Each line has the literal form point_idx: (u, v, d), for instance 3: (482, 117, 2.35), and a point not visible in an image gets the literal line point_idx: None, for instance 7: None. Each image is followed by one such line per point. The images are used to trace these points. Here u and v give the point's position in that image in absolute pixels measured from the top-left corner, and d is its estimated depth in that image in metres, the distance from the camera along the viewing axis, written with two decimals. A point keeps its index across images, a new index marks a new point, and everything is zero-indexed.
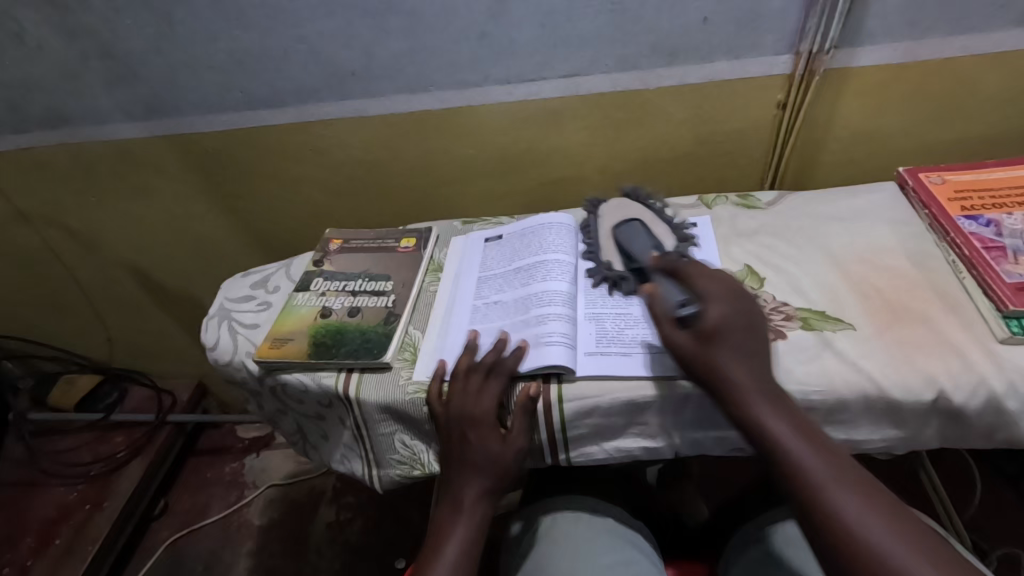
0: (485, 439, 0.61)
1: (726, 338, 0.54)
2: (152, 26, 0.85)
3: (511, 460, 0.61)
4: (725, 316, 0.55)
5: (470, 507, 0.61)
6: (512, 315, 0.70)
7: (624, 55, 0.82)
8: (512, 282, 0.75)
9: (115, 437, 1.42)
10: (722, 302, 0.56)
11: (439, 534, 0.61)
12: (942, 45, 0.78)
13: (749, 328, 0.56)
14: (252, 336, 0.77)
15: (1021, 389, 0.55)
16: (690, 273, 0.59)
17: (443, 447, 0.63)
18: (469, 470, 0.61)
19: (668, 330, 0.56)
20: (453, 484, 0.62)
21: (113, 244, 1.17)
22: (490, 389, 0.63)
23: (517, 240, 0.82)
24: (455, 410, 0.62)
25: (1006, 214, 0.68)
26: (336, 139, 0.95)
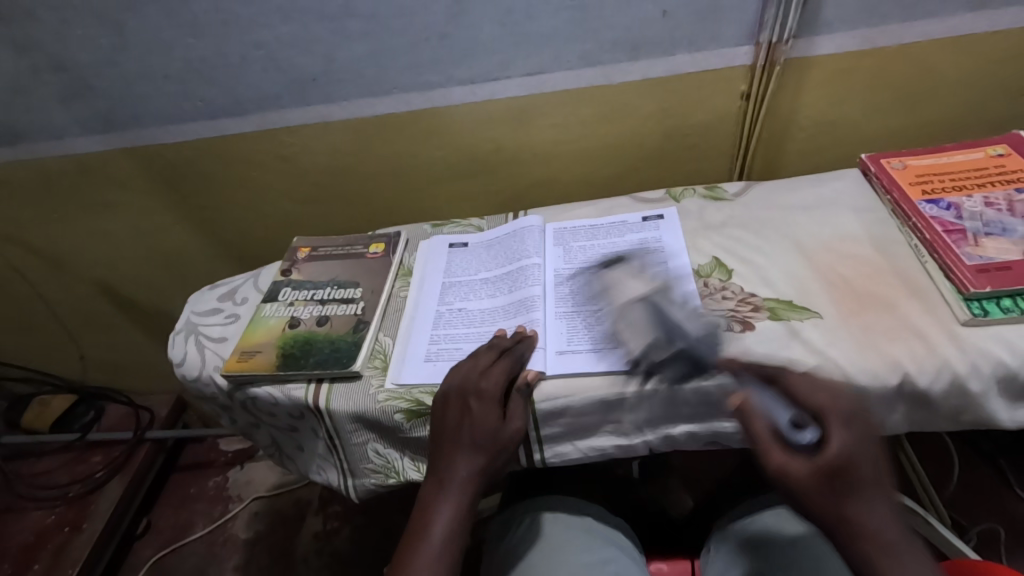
0: (485, 415, 0.59)
1: (856, 480, 0.46)
2: (105, 38, 0.83)
3: (507, 442, 0.59)
4: (854, 449, 0.47)
5: (457, 486, 0.58)
6: (478, 326, 0.71)
7: (586, 51, 0.82)
8: (478, 292, 0.75)
9: (93, 457, 1.39)
10: (847, 428, 0.48)
11: (424, 512, 0.58)
12: (898, 31, 0.79)
13: (872, 456, 0.48)
14: (219, 350, 0.75)
15: (982, 370, 0.55)
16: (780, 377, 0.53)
17: (440, 422, 0.60)
18: (464, 446, 0.58)
19: (778, 460, 0.48)
20: (442, 466, 0.59)
21: (79, 261, 1.15)
22: (498, 369, 0.61)
23: (485, 251, 0.81)
24: (459, 382, 0.61)
25: (966, 196, 0.69)
26: (301, 146, 0.94)
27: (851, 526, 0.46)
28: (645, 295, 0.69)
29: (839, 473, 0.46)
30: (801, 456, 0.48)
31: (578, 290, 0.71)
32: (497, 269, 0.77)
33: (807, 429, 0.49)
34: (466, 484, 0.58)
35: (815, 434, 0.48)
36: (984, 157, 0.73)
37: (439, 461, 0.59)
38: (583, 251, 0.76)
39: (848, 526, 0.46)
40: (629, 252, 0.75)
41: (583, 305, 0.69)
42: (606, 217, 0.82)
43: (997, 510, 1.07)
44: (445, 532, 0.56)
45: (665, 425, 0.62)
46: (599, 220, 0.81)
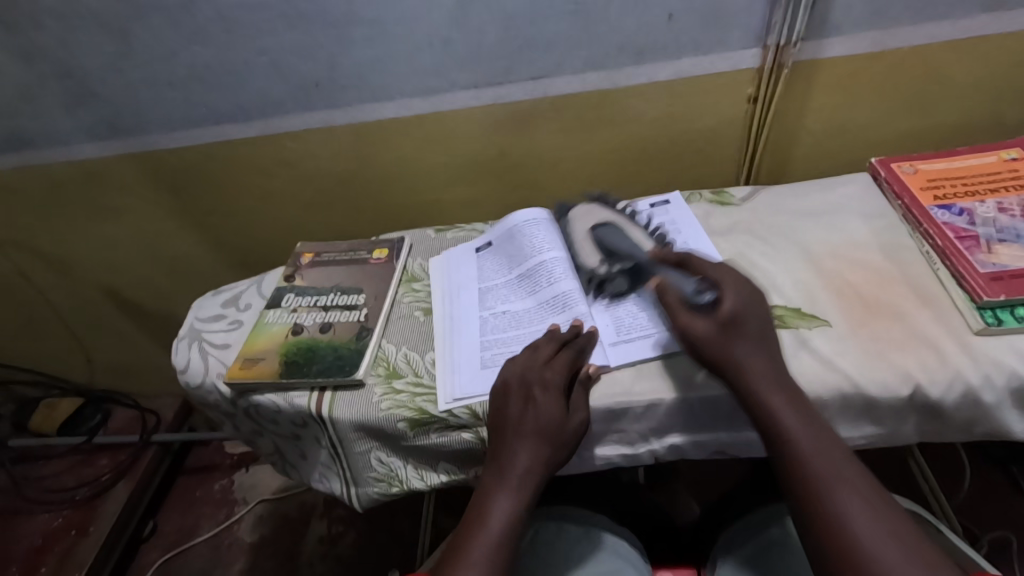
0: (550, 403, 0.58)
1: (744, 327, 0.55)
2: (109, 45, 0.83)
3: (572, 434, 0.57)
4: (742, 303, 0.56)
5: (519, 477, 0.55)
6: (528, 325, 0.69)
7: (591, 56, 0.81)
8: (517, 291, 0.74)
9: (100, 460, 1.40)
10: (736, 291, 0.58)
11: (483, 503, 0.55)
12: (908, 33, 0.78)
13: (757, 309, 0.57)
14: (223, 356, 0.75)
15: (996, 381, 0.54)
16: (689, 260, 0.63)
17: (503, 411, 0.58)
18: (529, 436, 0.56)
19: (684, 319, 0.57)
20: (504, 455, 0.56)
21: (85, 265, 1.15)
22: (561, 360, 0.61)
23: (508, 244, 0.80)
24: (520, 372, 0.60)
25: (978, 201, 0.68)
26: (305, 151, 0.94)
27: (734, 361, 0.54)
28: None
29: (730, 321, 0.55)
30: (694, 312, 0.57)
31: (614, 281, 0.71)
32: (526, 261, 0.76)
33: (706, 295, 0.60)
34: (529, 474, 0.55)
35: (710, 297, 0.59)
36: (997, 161, 0.72)
37: (500, 449, 0.57)
38: (599, 244, 0.77)
39: (727, 364, 0.54)
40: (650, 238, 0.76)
41: (620, 294, 0.69)
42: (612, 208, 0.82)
43: (1009, 518, 1.05)
44: (507, 521, 0.53)
45: (671, 434, 0.61)
46: (608, 212, 0.82)
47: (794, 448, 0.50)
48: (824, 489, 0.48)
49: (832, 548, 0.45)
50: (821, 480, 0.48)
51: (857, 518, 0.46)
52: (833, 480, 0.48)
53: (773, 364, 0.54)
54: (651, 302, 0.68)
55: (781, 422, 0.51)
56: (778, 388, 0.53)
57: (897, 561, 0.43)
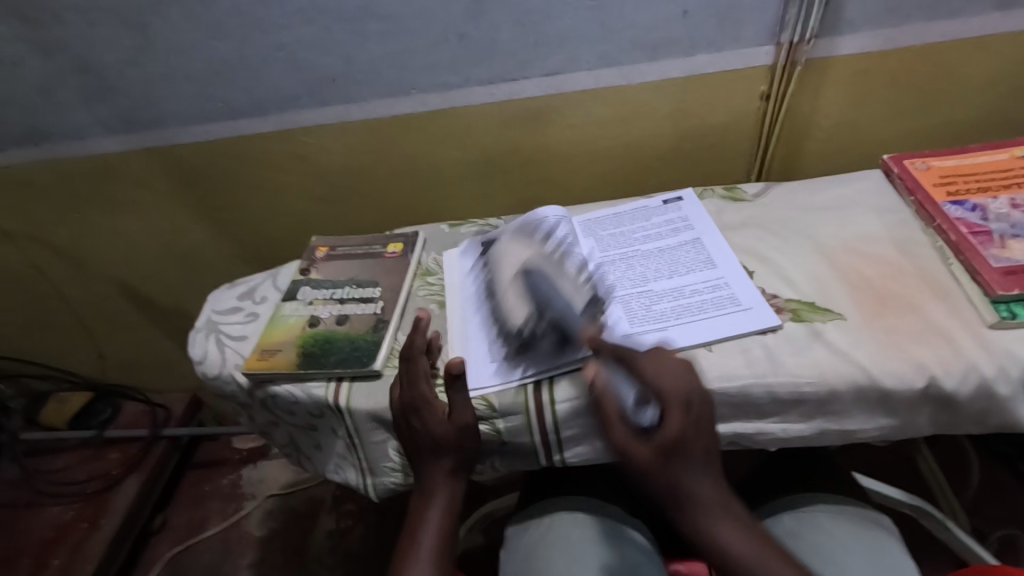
0: (431, 423, 0.61)
1: (687, 452, 0.53)
2: (128, 39, 0.84)
3: (459, 436, 0.61)
4: (687, 427, 0.54)
5: (440, 488, 0.61)
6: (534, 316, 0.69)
7: (606, 52, 0.82)
8: (520, 281, 0.74)
9: (110, 454, 1.41)
10: (682, 412, 0.54)
11: (416, 519, 0.61)
12: (922, 30, 0.78)
13: (704, 426, 0.55)
14: (239, 348, 0.76)
15: (1010, 373, 0.55)
16: (633, 358, 0.59)
17: (401, 438, 0.63)
18: (427, 453, 0.61)
19: (620, 435, 0.55)
20: (420, 473, 0.62)
21: (99, 259, 1.16)
22: (423, 375, 0.63)
23: (514, 240, 0.81)
24: (400, 399, 0.63)
25: (991, 198, 0.68)
26: (320, 146, 0.94)
27: (684, 494, 0.53)
28: (688, 273, 0.70)
29: (671, 449, 0.53)
30: (641, 433, 0.56)
31: (621, 275, 0.72)
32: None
33: (648, 410, 0.57)
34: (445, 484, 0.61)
35: (653, 414, 0.56)
36: (1009, 158, 0.72)
37: (419, 472, 0.62)
38: (615, 238, 0.78)
39: (681, 491, 0.53)
40: (660, 233, 0.77)
41: (632, 287, 0.70)
42: (624, 203, 0.83)
43: (1019, 516, 1.05)
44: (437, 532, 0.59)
45: None
46: (620, 207, 0.83)
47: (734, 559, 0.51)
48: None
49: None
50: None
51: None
52: None
53: (721, 486, 0.54)
54: (661, 294, 0.68)
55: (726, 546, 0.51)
56: (721, 509, 0.53)
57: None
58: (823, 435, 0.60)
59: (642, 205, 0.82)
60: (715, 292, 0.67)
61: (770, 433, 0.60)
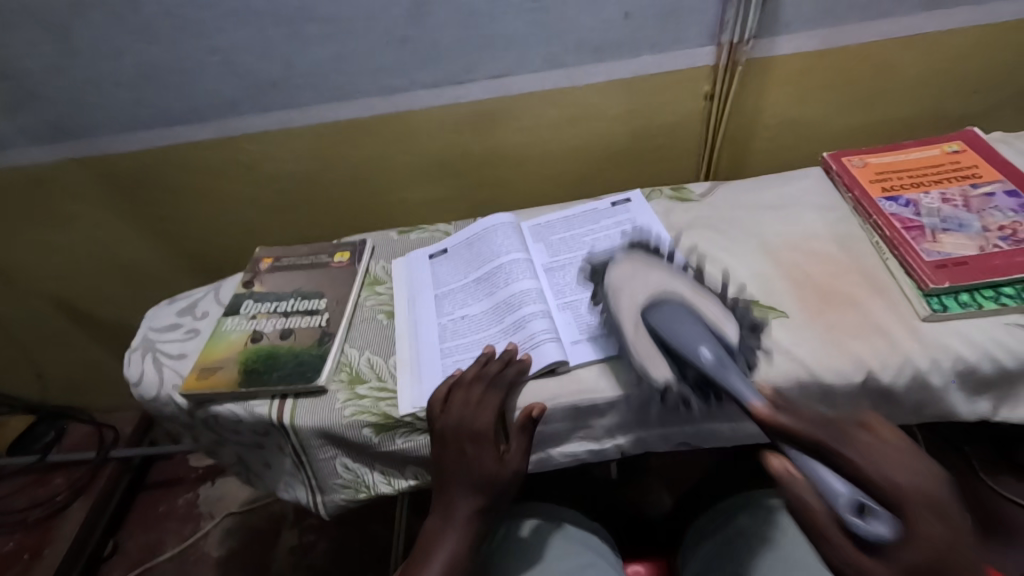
0: (483, 464, 0.57)
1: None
2: (49, 44, 0.79)
3: (504, 482, 0.57)
4: (954, 546, 0.36)
5: (459, 522, 0.56)
6: (487, 328, 0.69)
7: (551, 53, 0.81)
8: (474, 293, 0.73)
9: (55, 479, 1.35)
10: (939, 518, 0.37)
11: (422, 550, 0.56)
12: (856, 30, 0.80)
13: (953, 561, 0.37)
14: (179, 367, 0.72)
15: (942, 364, 0.56)
16: (831, 444, 0.41)
17: (439, 458, 0.59)
18: (462, 482, 0.57)
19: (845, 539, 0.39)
20: (444, 496, 0.58)
21: (32, 276, 1.10)
22: (490, 405, 0.59)
23: (465, 250, 0.80)
24: (454, 422, 0.58)
25: (924, 193, 0.70)
26: (262, 153, 0.91)
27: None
28: None
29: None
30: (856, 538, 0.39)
31: (572, 282, 0.71)
32: (487, 262, 0.76)
33: (876, 518, 0.39)
34: (464, 529, 0.56)
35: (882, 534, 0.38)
36: (940, 153, 0.74)
37: (441, 497, 0.58)
38: (564, 242, 0.77)
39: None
40: (608, 235, 0.77)
41: (582, 292, 0.70)
42: (574, 207, 0.83)
43: None
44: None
45: (636, 429, 0.62)
46: (570, 211, 0.82)
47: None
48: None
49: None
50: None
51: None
52: None
53: None
54: None
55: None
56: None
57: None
58: None
59: (592, 208, 0.82)
60: None
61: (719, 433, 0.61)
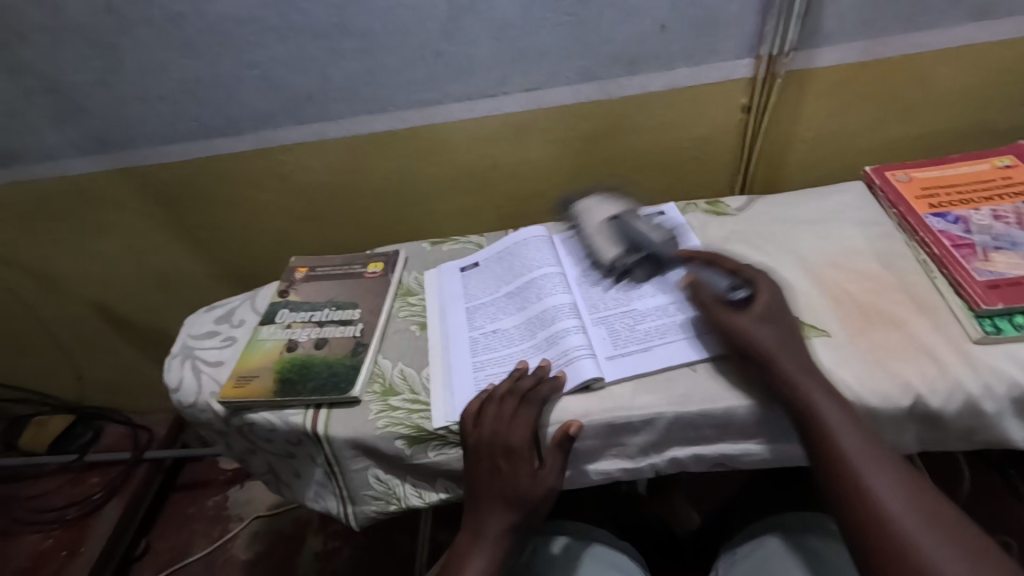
0: (515, 478, 0.57)
1: (781, 320, 0.59)
2: (99, 60, 0.82)
3: (539, 499, 0.57)
4: (776, 300, 0.60)
5: (491, 538, 0.56)
6: (519, 343, 0.68)
7: (585, 67, 0.81)
8: (506, 306, 0.73)
9: (91, 478, 1.39)
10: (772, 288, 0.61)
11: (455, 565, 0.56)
12: (900, 42, 0.78)
13: (789, 316, 0.59)
14: (215, 374, 0.74)
15: (996, 391, 0.54)
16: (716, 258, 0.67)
17: (471, 473, 0.59)
18: (496, 498, 0.57)
19: (722, 313, 0.60)
20: (476, 513, 0.58)
21: (75, 281, 1.14)
22: (524, 419, 0.59)
23: (497, 263, 0.80)
24: (487, 436, 0.58)
25: (973, 209, 0.67)
26: (298, 165, 0.93)
27: (774, 353, 0.56)
28: (671, 289, 0.70)
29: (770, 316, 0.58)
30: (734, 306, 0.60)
31: (605, 296, 0.71)
32: (520, 275, 0.76)
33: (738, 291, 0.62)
34: (497, 543, 0.56)
35: (742, 292, 0.62)
36: (990, 168, 0.72)
37: (473, 513, 0.58)
38: None
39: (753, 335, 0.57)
40: None
41: (615, 307, 0.69)
42: None
43: (1009, 523, 1.04)
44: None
45: (672, 447, 0.61)
46: None
47: (838, 445, 0.50)
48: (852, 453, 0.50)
49: (861, 493, 0.48)
50: (851, 450, 0.50)
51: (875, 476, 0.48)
52: (866, 461, 0.49)
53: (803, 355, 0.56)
54: (645, 314, 0.68)
55: (830, 425, 0.51)
56: (819, 382, 0.54)
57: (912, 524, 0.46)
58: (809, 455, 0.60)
59: None
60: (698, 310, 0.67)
61: (756, 455, 0.60)
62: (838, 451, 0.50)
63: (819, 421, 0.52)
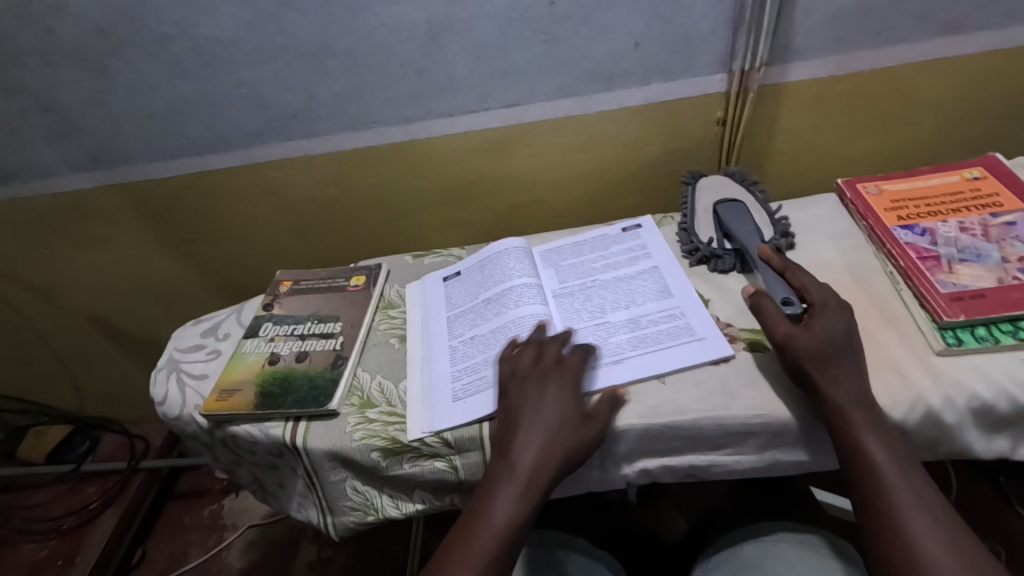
0: (562, 404, 0.58)
1: (835, 355, 0.56)
2: (89, 80, 0.84)
3: (589, 433, 0.57)
4: (832, 338, 0.57)
5: (529, 468, 0.55)
6: (495, 348, 0.69)
7: (562, 83, 0.83)
8: (484, 314, 0.74)
9: (89, 487, 1.41)
10: (834, 322, 0.58)
11: (489, 496, 0.55)
12: (871, 56, 0.79)
13: (841, 351, 0.56)
14: (200, 387, 0.75)
15: (957, 402, 0.55)
16: (795, 271, 0.66)
17: (516, 401, 0.59)
18: (541, 424, 0.57)
19: (782, 329, 0.58)
20: (517, 441, 0.57)
21: (72, 293, 1.16)
22: (571, 362, 0.62)
23: (477, 272, 0.81)
24: (536, 368, 0.62)
25: (941, 221, 0.68)
26: (286, 180, 0.95)
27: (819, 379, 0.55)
28: (644, 302, 0.71)
29: (823, 352, 0.56)
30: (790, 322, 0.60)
31: (580, 308, 0.72)
32: (499, 284, 0.77)
33: (793, 305, 0.62)
34: (537, 467, 0.55)
35: (797, 310, 0.62)
36: (960, 180, 0.73)
37: (511, 443, 0.57)
38: (574, 268, 0.78)
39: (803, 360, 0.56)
40: (618, 262, 0.77)
41: (590, 320, 0.70)
42: (586, 232, 0.84)
43: (998, 531, 1.04)
44: (510, 512, 0.53)
45: (643, 459, 0.62)
46: (581, 236, 0.83)
47: (879, 479, 0.52)
48: (890, 492, 0.51)
49: (889, 534, 0.50)
50: (891, 488, 0.51)
51: (916, 520, 0.49)
52: (903, 500, 0.50)
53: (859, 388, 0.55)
54: (618, 326, 0.69)
55: (872, 459, 0.52)
56: (873, 418, 0.54)
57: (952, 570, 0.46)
58: (776, 467, 0.61)
59: (602, 233, 0.82)
60: (670, 322, 0.68)
61: (724, 465, 0.61)
62: (877, 489, 0.51)
63: (863, 453, 0.52)
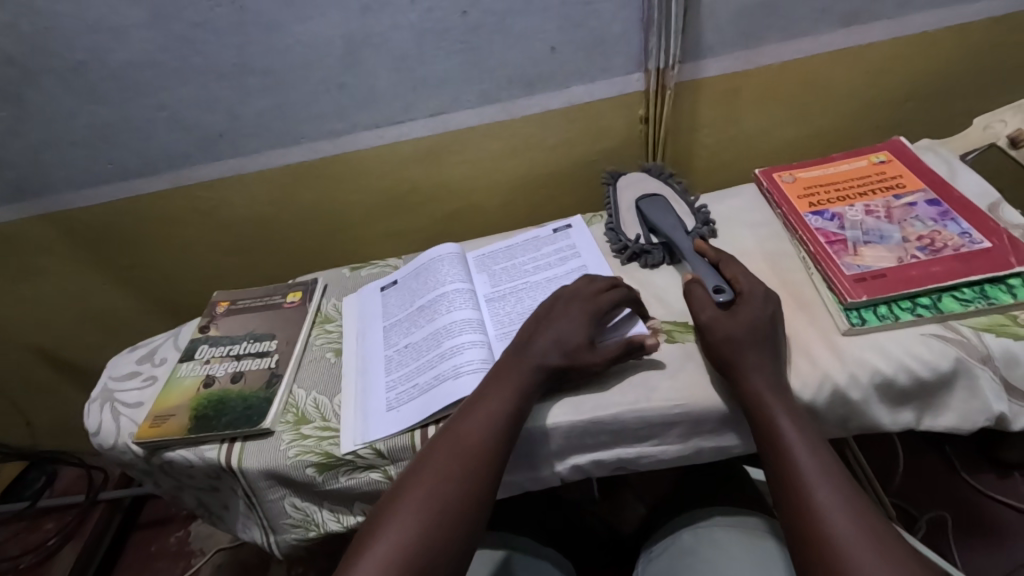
0: (579, 326, 0.61)
1: (755, 343, 0.57)
2: (5, 111, 0.83)
3: (587, 362, 0.59)
4: (756, 324, 0.58)
5: (530, 357, 0.60)
6: (428, 355, 0.70)
7: (483, 90, 0.84)
8: (417, 321, 0.75)
9: (47, 523, 1.37)
10: (758, 307, 0.59)
11: (495, 374, 0.60)
12: (778, 50, 0.82)
13: (761, 339, 0.57)
14: (135, 415, 0.74)
15: (861, 379, 0.57)
16: (722, 259, 0.66)
17: (545, 310, 0.64)
18: (558, 328, 0.61)
19: (706, 316, 0.60)
20: (528, 335, 0.62)
21: (11, 327, 1.13)
22: (606, 297, 0.63)
23: (413, 280, 0.82)
24: (572, 292, 0.64)
25: (848, 205, 0.71)
26: (220, 200, 0.94)
27: (738, 364, 0.56)
28: None
29: (749, 337, 0.57)
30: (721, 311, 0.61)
31: (510, 310, 0.73)
32: (432, 290, 0.78)
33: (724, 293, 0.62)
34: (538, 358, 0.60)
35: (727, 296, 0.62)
36: (867, 165, 0.76)
37: (521, 338, 0.62)
38: (507, 271, 0.79)
39: (727, 347, 0.57)
40: (549, 262, 0.79)
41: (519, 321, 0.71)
42: (519, 235, 0.85)
43: None
44: (513, 396, 0.57)
45: (575, 454, 0.63)
46: (514, 239, 0.84)
47: (791, 458, 0.51)
48: (802, 470, 0.50)
49: (800, 509, 0.49)
50: (802, 466, 0.50)
51: (825, 496, 0.48)
52: (814, 478, 0.50)
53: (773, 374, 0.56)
54: None
55: (785, 439, 0.52)
56: (786, 401, 0.54)
57: (853, 540, 0.45)
58: (701, 453, 0.62)
59: (534, 234, 0.84)
60: None
61: (652, 456, 0.62)
62: (788, 468, 0.51)
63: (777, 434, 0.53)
